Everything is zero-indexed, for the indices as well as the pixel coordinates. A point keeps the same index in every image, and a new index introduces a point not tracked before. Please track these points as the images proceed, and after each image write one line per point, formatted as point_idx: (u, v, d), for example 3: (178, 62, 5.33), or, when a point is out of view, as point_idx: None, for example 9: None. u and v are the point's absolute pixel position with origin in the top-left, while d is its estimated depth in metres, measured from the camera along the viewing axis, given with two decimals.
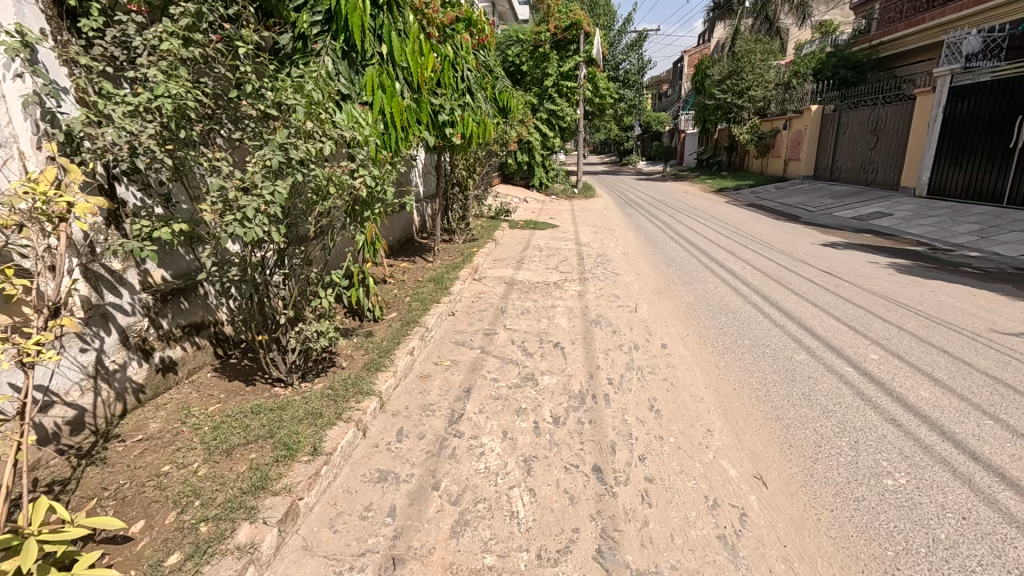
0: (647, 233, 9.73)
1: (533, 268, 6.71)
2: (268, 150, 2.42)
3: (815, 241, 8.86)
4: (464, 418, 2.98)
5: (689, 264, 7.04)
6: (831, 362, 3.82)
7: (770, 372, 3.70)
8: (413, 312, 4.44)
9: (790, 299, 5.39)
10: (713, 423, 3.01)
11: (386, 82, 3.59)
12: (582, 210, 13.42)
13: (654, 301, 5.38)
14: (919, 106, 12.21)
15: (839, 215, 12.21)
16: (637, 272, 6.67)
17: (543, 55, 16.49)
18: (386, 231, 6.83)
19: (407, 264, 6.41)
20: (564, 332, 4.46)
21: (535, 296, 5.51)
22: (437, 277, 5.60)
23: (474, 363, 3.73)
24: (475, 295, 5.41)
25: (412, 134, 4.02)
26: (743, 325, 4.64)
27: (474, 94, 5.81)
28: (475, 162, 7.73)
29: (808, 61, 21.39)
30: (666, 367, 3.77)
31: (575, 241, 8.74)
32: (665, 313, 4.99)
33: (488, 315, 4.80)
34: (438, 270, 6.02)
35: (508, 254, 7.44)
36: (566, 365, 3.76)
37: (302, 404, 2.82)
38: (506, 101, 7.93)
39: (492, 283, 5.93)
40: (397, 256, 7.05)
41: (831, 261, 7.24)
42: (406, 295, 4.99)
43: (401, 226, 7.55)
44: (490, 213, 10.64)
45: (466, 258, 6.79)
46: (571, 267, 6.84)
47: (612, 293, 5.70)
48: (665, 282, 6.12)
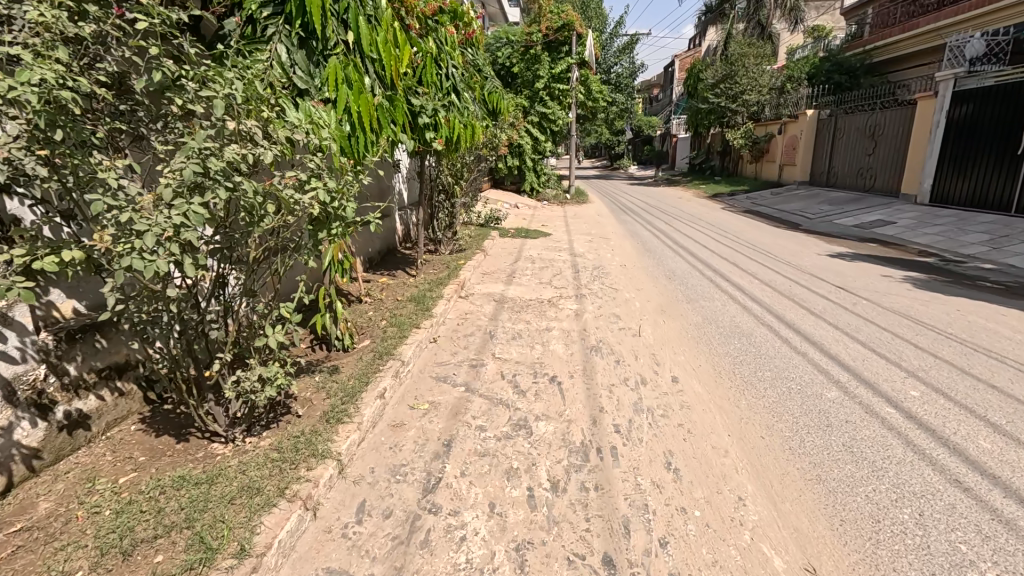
0: (644, 242, 9.24)
1: (525, 283, 6.19)
2: (180, 156, 1.84)
3: (821, 251, 8.43)
4: (443, 486, 2.43)
5: (693, 278, 6.53)
6: (867, 401, 3.32)
7: (800, 414, 3.20)
8: (388, 340, 3.89)
9: (807, 320, 4.89)
10: (744, 487, 2.49)
11: (353, 74, 3.01)
12: (575, 216, 12.93)
13: (659, 323, 4.86)
14: (920, 111, 11.89)
15: (840, 222, 11.83)
16: (637, 288, 6.16)
17: (534, 57, 16.05)
18: (363, 242, 6.28)
19: (386, 280, 5.86)
20: (561, 363, 3.93)
21: (528, 316, 4.99)
22: (418, 295, 5.05)
23: (457, 407, 3.18)
24: (461, 316, 4.88)
25: (385, 137, 3.45)
26: (761, 353, 4.14)
27: (461, 94, 5.29)
28: (462, 167, 7.24)
29: (802, 66, 21.12)
30: (680, 409, 3.24)
31: (569, 251, 8.24)
32: (672, 338, 4.47)
33: (474, 341, 4.26)
34: (421, 287, 5.48)
35: (498, 267, 6.92)
36: (565, 407, 3.23)
37: (239, 473, 2.26)
38: (496, 102, 7.42)
39: (480, 301, 5.40)
40: (376, 269, 6.50)
41: (843, 275, 6.78)
42: (382, 317, 4.43)
43: (382, 236, 7.02)
44: (479, 220, 10.11)
45: (452, 272, 6.25)
46: (566, 282, 6.33)
47: (611, 312, 5.18)
48: (668, 300, 5.61)
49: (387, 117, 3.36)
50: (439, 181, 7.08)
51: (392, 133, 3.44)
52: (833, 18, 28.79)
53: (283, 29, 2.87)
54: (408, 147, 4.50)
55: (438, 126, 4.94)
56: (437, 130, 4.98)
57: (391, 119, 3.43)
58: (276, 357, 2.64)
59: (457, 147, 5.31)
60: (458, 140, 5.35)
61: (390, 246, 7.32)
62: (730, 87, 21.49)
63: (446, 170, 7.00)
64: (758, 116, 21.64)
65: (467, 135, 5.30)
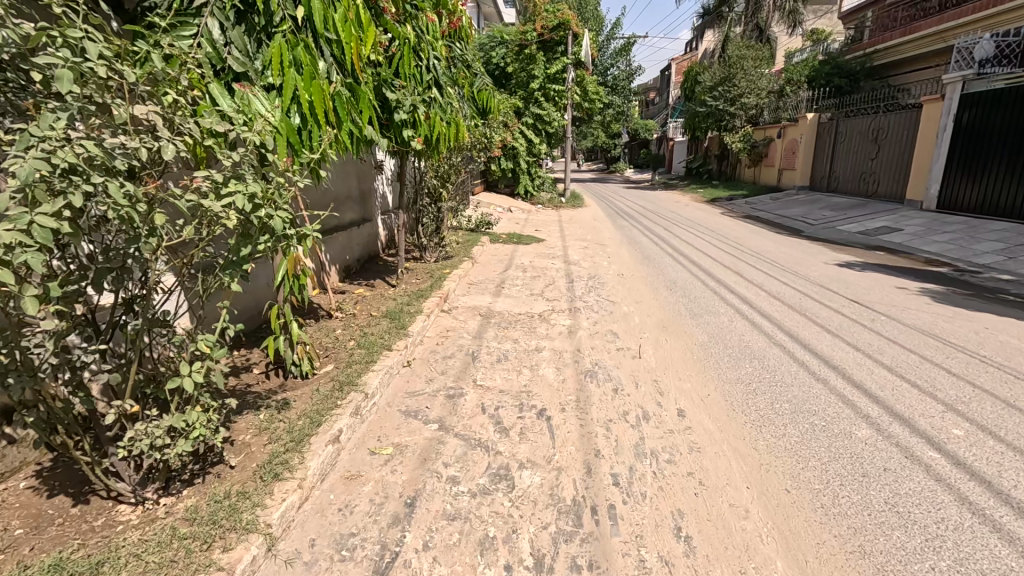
0: (643, 249, 8.77)
1: (514, 295, 5.70)
2: (22, 148, 1.37)
3: (828, 260, 8.00)
4: (398, 565, 1.95)
5: (697, 290, 6.06)
6: (905, 443, 2.86)
7: (829, 459, 2.73)
8: (353, 367, 3.39)
9: (823, 339, 4.43)
10: (773, 565, 2.02)
11: (303, 56, 2.52)
12: (570, 221, 12.49)
13: (661, 343, 4.39)
14: (925, 114, 11.52)
15: (843, 228, 11.43)
16: (636, 300, 5.69)
17: (529, 57, 15.64)
18: (338, 248, 5.81)
19: (362, 291, 5.37)
20: (551, 393, 3.44)
21: (516, 334, 4.51)
22: (394, 310, 4.56)
23: (427, 451, 2.68)
24: (441, 334, 4.38)
25: (348, 132, 2.96)
26: (776, 380, 3.67)
27: (444, 89, 4.82)
28: (450, 168, 6.81)
29: (801, 69, 20.76)
30: (689, 453, 2.77)
31: (563, 259, 7.77)
32: (676, 361, 4.00)
33: (454, 366, 3.77)
34: (399, 300, 4.99)
35: (486, 276, 6.43)
36: (554, 451, 2.75)
37: (132, 558, 1.76)
38: (486, 101, 6.96)
39: (464, 316, 4.92)
40: (354, 279, 6.02)
41: (855, 287, 6.34)
42: (350, 338, 3.94)
43: (361, 241, 6.55)
44: (470, 225, 9.64)
45: (435, 282, 5.76)
46: (559, 293, 5.86)
47: (609, 330, 4.70)
48: (671, 315, 5.14)
49: (348, 109, 2.86)
50: (423, 181, 6.62)
51: (356, 128, 2.95)
52: (831, 22, 28.50)
53: (216, 0, 2.39)
54: (382, 149, 4.04)
55: (418, 124, 4.49)
56: (416, 128, 4.52)
57: (354, 112, 2.94)
58: (197, 399, 2.13)
59: (440, 148, 4.85)
60: (441, 140, 4.89)
61: (371, 253, 6.84)
62: (728, 90, 21.12)
63: (428, 170, 6.54)
64: (756, 119, 21.30)
65: (452, 135, 4.84)
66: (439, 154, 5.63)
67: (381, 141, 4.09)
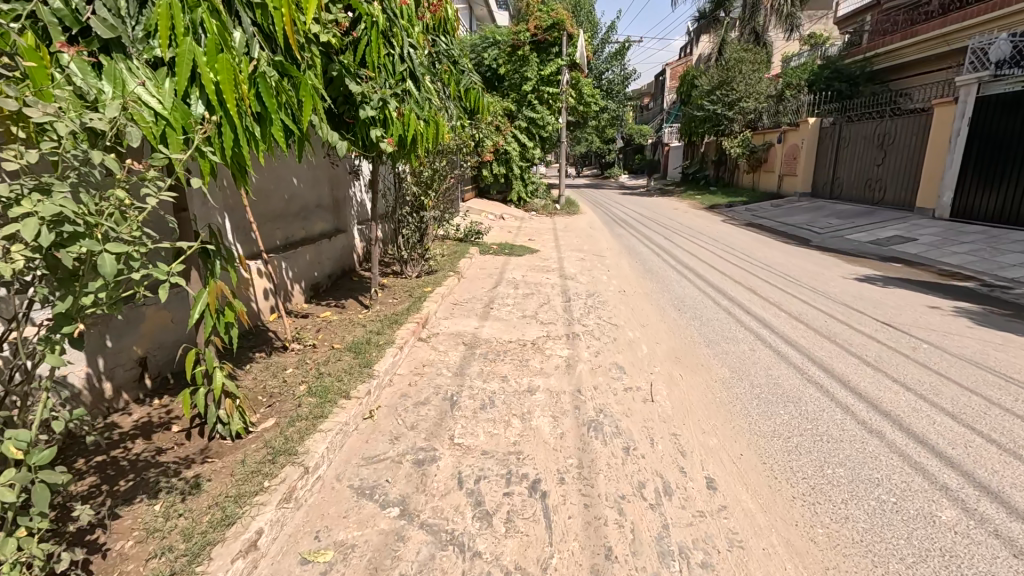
0: (645, 261, 8.13)
1: (504, 317, 5.04)
2: None
3: (845, 273, 7.39)
4: None
5: (709, 311, 5.42)
6: (1011, 535, 2.19)
7: (916, 562, 2.05)
8: (297, 424, 2.69)
9: (865, 376, 3.78)
10: None
11: (205, 19, 1.83)
12: (565, 229, 11.86)
13: (675, 380, 3.71)
14: (937, 119, 11.01)
15: (852, 237, 10.88)
16: (642, 324, 5.02)
17: (521, 58, 15.05)
18: (304, 264, 5.13)
19: (329, 315, 4.69)
20: (545, 455, 2.76)
21: (505, 369, 3.83)
22: (360, 342, 3.88)
23: (379, 557, 1.99)
24: (415, 370, 3.70)
25: (282, 126, 2.28)
26: (822, 434, 3.00)
27: (422, 82, 4.15)
28: (433, 173, 6.16)
29: (800, 73, 20.31)
30: (728, 552, 2.09)
31: (558, 273, 7.13)
32: (696, 406, 3.33)
33: (426, 416, 3.08)
34: (369, 326, 4.30)
35: (474, 295, 5.77)
36: (551, 552, 2.06)
37: None
38: (474, 100, 6.33)
39: (445, 344, 4.24)
40: (323, 298, 5.35)
41: (883, 305, 5.72)
42: (302, 380, 3.24)
43: (334, 256, 5.88)
44: (458, 234, 9.00)
45: (414, 302, 5.09)
46: (555, 314, 5.20)
47: (613, 362, 4.04)
48: (684, 344, 4.47)
49: (280, 95, 2.18)
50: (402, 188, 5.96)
51: (290, 123, 2.27)
52: (827, 27, 28.18)
53: None
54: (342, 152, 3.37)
55: (386, 121, 3.81)
56: (385, 128, 3.85)
57: (289, 99, 2.26)
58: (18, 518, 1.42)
59: (414, 152, 4.18)
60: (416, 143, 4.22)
61: (346, 268, 6.17)
62: (726, 94, 20.63)
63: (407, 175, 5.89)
64: (755, 124, 20.83)
65: (432, 136, 4.16)
66: (419, 157, 4.97)
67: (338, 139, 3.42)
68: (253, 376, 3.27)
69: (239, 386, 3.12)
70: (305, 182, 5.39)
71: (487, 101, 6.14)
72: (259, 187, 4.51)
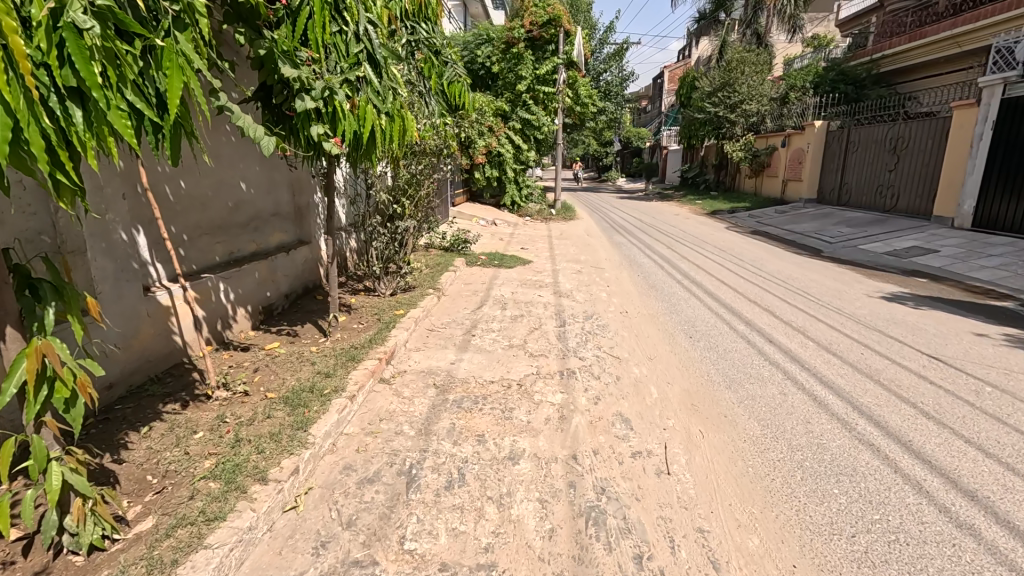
0: (647, 276, 7.41)
1: (488, 348, 4.28)
2: None
3: (870, 290, 6.69)
4: None
5: (724, 339, 4.71)
6: None
7: None
8: (176, 536, 1.92)
9: (931, 436, 3.04)
10: None
11: None
12: (561, 236, 11.13)
13: (695, 442, 2.98)
14: (957, 122, 10.36)
15: (867, 248, 10.20)
16: (649, 356, 4.29)
17: (516, 56, 14.33)
18: (253, 284, 4.37)
19: (276, 348, 3.93)
20: (527, 570, 2.00)
21: (483, 423, 3.08)
22: (301, 389, 3.11)
23: None
24: (367, 427, 2.93)
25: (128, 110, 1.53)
26: (895, 531, 2.26)
27: (385, 69, 3.43)
28: (411, 176, 5.43)
29: (804, 75, 19.67)
30: None
31: (552, 289, 6.40)
32: (725, 482, 2.59)
33: (371, 504, 2.31)
34: (319, 364, 3.54)
35: (454, 317, 5.02)
36: None
37: None
38: (459, 95, 5.64)
39: (413, 387, 3.49)
40: (277, 323, 4.58)
41: (923, 331, 5.00)
42: (210, 450, 2.47)
43: (296, 272, 5.12)
44: (444, 243, 8.26)
45: (382, 330, 4.34)
46: (547, 343, 4.46)
47: (616, 413, 3.29)
48: (700, 385, 3.75)
49: (113, 62, 1.43)
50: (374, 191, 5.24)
51: (138, 103, 1.52)
52: (828, 29, 27.66)
53: None
54: (267, 148, 2.65)
55: (333, 114, 3.10)
56: (333, 124, 3.13)
57: (139, 72, 1.52)
58: None
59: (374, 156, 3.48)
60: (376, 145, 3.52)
61: (310, 286, 5.40)
62: (728, 96, 19.96)
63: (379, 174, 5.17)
64: (758, 127, 20.21)
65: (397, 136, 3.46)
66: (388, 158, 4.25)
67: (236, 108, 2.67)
68: (147, 446, 2.50)
69: (122, 464, 2.34)
70: (257, 188, 4.64)
71: (474, 98, 5.41)
72: (192, 193, 3.79)
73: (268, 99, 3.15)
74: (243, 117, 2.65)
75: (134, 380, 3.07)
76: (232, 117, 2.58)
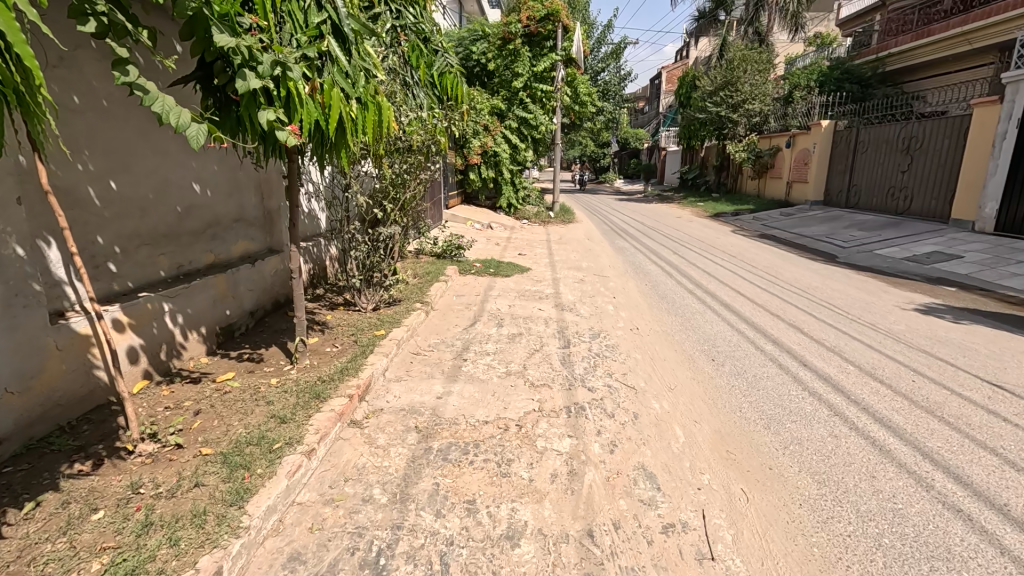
0: (655, 285, 6.83)
1: (481, 377, 3.68)
2: None
3: (900, 302, 6.11)
4: None
5: (752, 364, 4.11)
6: None
7: None
8: None
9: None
10: None
11: None
12: (561, 241, 10.55)
13: (739, 510, 2.37)
14: (976, 121, 9.85)
15: (883, 253, 9.66)
16: (668, 386, 3.68)
17: (512, 53, 13.76)
18: (208, 302, 3.73)
19: (229, 380, 3.29)
20: None
21: (474, 486, 2.46)
22: (246, 441, 2.49)
23: None
24: (327, 494, 2.32)
25: None
26: None
27: (354, 45, 2.84)
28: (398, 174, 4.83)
29: (808, 74, 19.19)
30: None
31: (553, 301, 5.80)
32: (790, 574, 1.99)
33: None
34: (276, 404, 2.91)
35: (444, 337, 4.41)
36: None
37: None
38: (450, 86, 5.06)
39: (391, 432, 2.88)
40: (237, 346, 3.94)
41: (973, 351, 4.42)
42: (106, 542, 1.84)
43: (264, 286, 4.49)
44: (435, 249, 7.66)
45: (358, 355, 3.71)
46: (550, 370, 3.85)
47: (638, 467, 2.68)
48: (734, 426, 3.14)
49: None
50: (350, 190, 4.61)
51: None
52: (829, 29, 27.26)
53: None
54: (192, 141, 1.97)
55: (289, 98, 2.49)
56: (288, 112, 2.52)
57: None
58: None
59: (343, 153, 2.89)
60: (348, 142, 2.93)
61: (281, 301, 4.78)
62: (730, 96, 19.45)
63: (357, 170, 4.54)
64: (760, 127, 19.70)
65: (374, 129, 2.87)
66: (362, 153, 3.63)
67: (152, 87, 1.96)
68: (24, 535, 1.87)
69: None
70: (215, 190, 4.01)
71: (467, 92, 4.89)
72: (125, 197, 3.16)
73: (208, 80, 2.52)
74: (162, 98, 1.96)
75: (34, 432, 2.45)
76: (144, 100, 1.90)
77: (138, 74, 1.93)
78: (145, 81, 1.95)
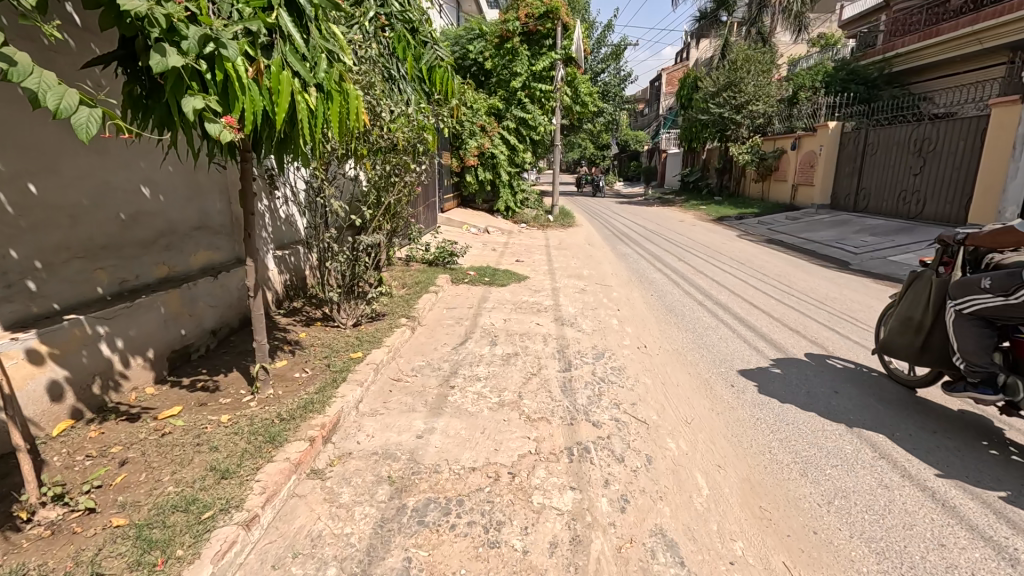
0: (662, 295, 6.36)
1: (470, 410, 3.20)
2: None
3: None
4: None
5: (777, 392, 3.65)
6: None
7: None
8: None
9: None
10: None
11: None
12: (561, 246, 10.10)
13: None
14: (994, 121, 9.44)
15: (898, 260, 9.21)
16: (685, 421, 3.22)
17: (510, 51, 13.32)
18: (158, 322, 3.25)
19: (174, 418, 2.81)
20: None
21: (454, 562, 1.99)
22: (171, 506, 2.01)
23: None
24: None
25: None
26: None
27: (313, 23, 2.37)
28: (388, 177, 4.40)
29: (812, 75, 18.79)
30: None
31: (552, 314, 5.34)
32: None
33: None
34: (221, 450, 2.44)
35: (430, 359, 3.94)
36: None
37: None
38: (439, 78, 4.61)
39: (357, 485, 2.40)
40: (193, 372, 3.46)
41: None
42: None
43: (230, 301, 4.02)
44: (426, 257, 7.19)
45: (328, 384, 3.23)
46: (549, 400, 3.38)
47: (655, 532, 2.21)
48: (766, 472, 2.68)
49: None
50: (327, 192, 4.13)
51: None
52: (831, 31, 26.90)
53: None
54: (78, 131, 1.50)
55: (227, 83, 2.03)
56: (226, 100, 2.07)
57: None
58: None
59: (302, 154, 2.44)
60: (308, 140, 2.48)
61: (250, 317, 4.29)
62: (733, 97, 19.04)
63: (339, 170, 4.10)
64: (764, 129, 19.29)
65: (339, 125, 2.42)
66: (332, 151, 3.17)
67: (25, 59, 1.51)
68: None
69: None
70: (169, 195, 3.53)
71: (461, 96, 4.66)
72: (50, 202, 2.69)
73: (129, 61, 2.07)
74: (39, 74, 1.51)
75: None
76: (11, 74, 1.45)
77: (5, 42, 1.48)
78: (15, 51, 1.50)
